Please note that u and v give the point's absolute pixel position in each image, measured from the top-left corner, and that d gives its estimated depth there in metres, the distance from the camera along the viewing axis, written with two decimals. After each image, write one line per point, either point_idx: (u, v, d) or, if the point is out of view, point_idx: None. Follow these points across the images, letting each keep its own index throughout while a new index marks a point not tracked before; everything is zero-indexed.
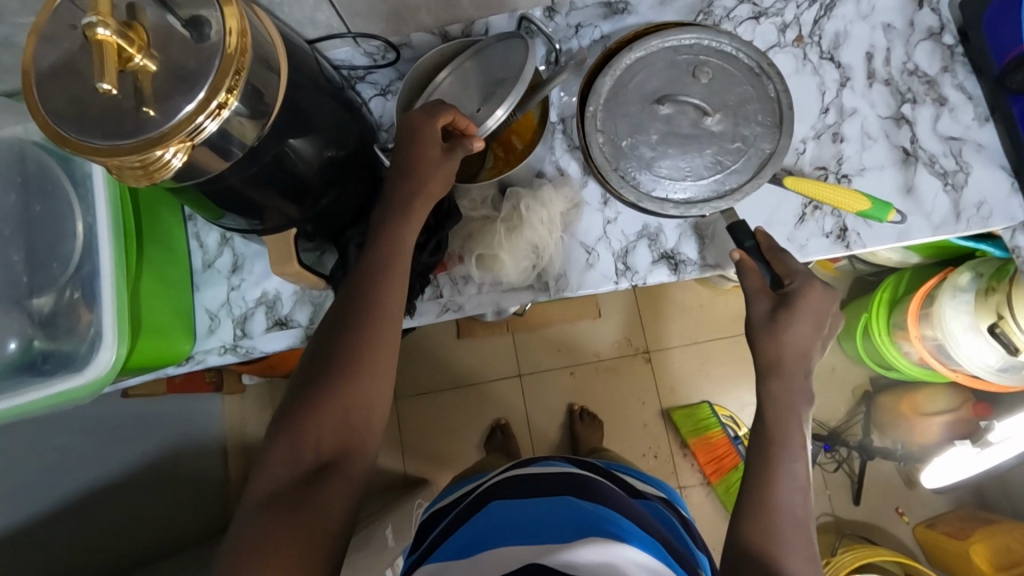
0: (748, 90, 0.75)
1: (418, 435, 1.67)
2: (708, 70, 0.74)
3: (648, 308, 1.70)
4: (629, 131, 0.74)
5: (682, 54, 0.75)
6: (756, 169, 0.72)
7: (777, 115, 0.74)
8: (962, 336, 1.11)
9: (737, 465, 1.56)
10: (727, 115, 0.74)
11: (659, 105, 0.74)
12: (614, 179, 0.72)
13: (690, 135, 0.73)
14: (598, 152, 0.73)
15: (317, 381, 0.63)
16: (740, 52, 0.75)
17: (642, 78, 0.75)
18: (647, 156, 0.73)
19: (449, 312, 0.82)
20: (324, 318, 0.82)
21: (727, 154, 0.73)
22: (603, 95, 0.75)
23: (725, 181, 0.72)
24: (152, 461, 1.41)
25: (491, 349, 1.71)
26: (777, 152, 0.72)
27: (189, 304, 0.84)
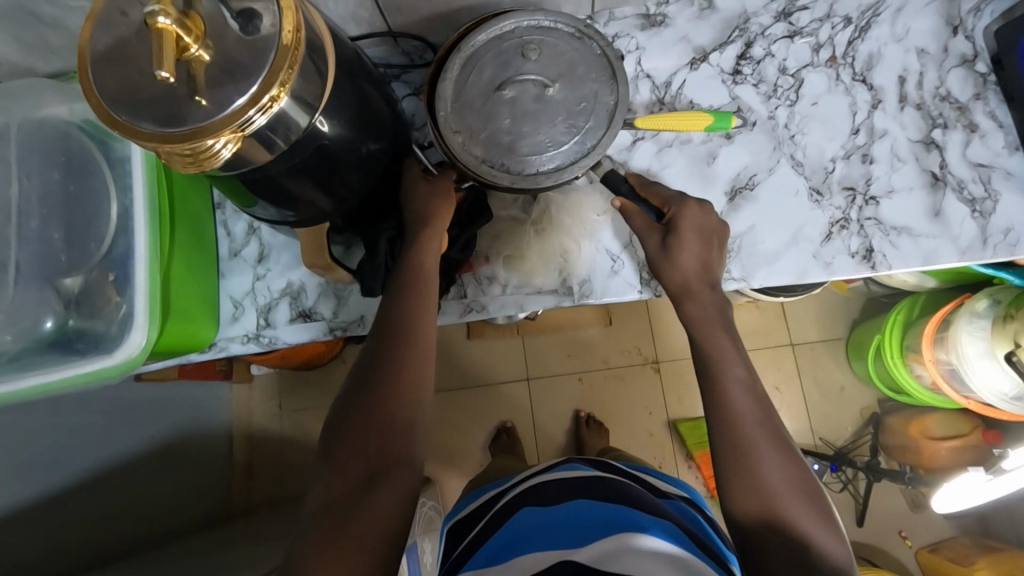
0: (578, 53, 0.72)
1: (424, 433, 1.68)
2: (534, 47, 0.71)
3: (659, 319, 1.70)
4: (482, 124, 0.70)
5: (507, 40, 0.72)
6: (606, 120, 0.70)
7: (610, 69, 0.72)
8: (977, 362, 1.12)
9: None
10: (565, 82, 0.71)
11: (501, 91, 0.71)
12: (486, 170, 0.68)
13: (540, 110, 0.70)
14: (467, 150, 0.69)
15: (360, 396, 0.65)
16: (558, 23, 0.73)
17: (476, 69, 0.72)
18: (508, 141, 0.70)
19: (473, 313, 0.82)
20: (348, 311, 0.83)
21: (577, 115, 0.71)
22: (448, 98, 0.70)
23: (585, 140, 0.70)
24: (160, 445, 1.41)
25: (500, 351, 1.71)
26: (620, 102, 0.70)
27: (214, 291, 0.84)
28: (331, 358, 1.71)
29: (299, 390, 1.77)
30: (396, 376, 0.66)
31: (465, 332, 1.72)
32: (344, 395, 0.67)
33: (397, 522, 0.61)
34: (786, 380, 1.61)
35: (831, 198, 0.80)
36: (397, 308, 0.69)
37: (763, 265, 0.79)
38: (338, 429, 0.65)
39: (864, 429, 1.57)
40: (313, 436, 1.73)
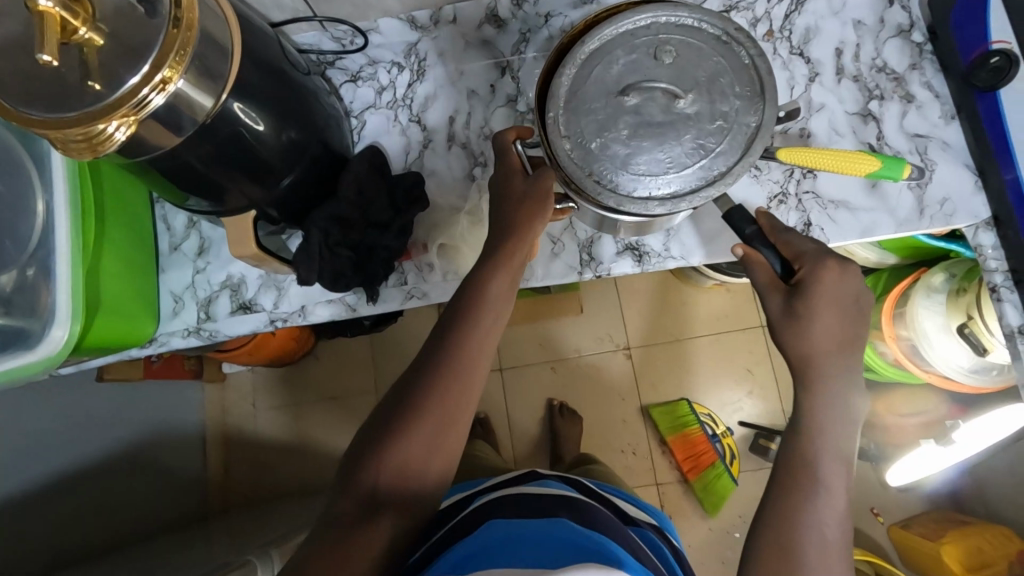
0: (719, 64, 0.66)
1: None
2: (670, 49, 0.66)
3: (630, 306, 1.69)
4: (597, 130, 0.65)
5: (640, 38, 0.67)
6: (737, 145, 0.64)
7: (756, 85, 0.65)
8: (935, 336, 1.12)
9: (714, 463, 1.55)
10: (700, 93, 0.65)
11: (624, 96, 0.65)
12: (589, 185, 0.63)
13: (669, 122, 0.64)
14: (571, 161, 0.64)
15: (397, 419, 0.67)
16: (703, 22, 0.67)
17: (599, 70, 0.66)
18: (622, 154, 0.64)
19: (414, 300, 0.82)
20: (289, 302, 0.82)
21: (708, 135, 0.65)
22: (562, 97, 0.66)
23: (711, 165, 0.64)
24: (130, 445, 1.40)
25: None
26: (762, 126, 0.63)
27: (153, 287, 0.84)
28: (302, 355, 1.71)
29: (272, 387, 1.76)
30: (427, 411, 0.67)
31: None
32: (381, 411, 0.69)
33: (390, 548, 0.64)
34: (757, 362, 1.63)
35: (768, 173, 0.79)
36: (458, 332, 0.69)
37: (700, 245, 0.79)
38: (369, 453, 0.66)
39: None
40: (289, 433, 1.73)
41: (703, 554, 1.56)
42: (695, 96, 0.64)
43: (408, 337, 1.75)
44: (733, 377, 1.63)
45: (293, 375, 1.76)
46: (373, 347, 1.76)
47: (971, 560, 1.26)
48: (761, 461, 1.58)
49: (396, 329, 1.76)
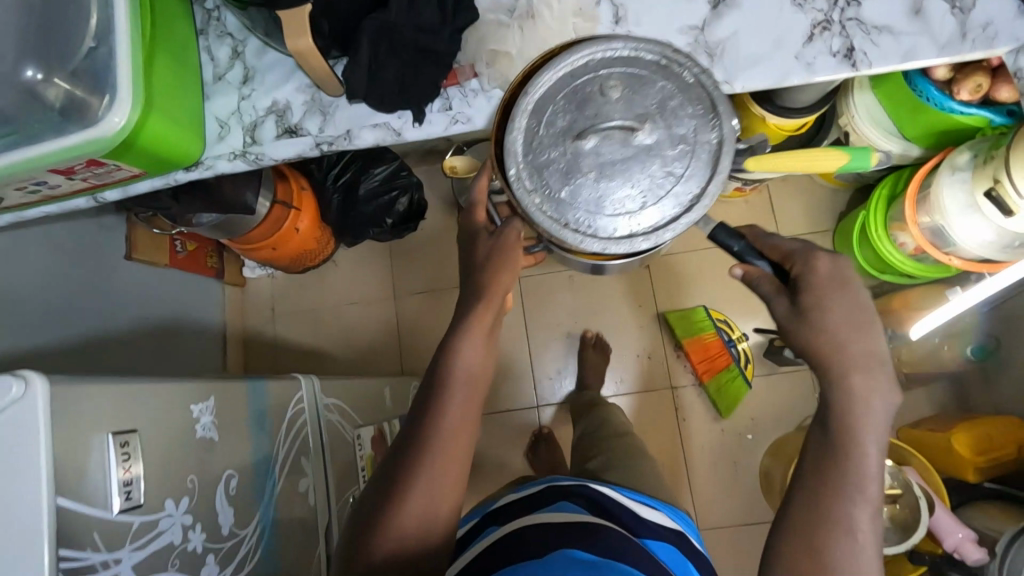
0: (664, 88, 0.77)
1: (414, 330, 1.74)
2: (614, 86, 0.76)
3: None
4: (563, 179, 0.75)
5: (581, 79, 0.77)
6: (700, 166, 0.75)
7: (707, 101, 0.76)
8: (959, 213, 1.13)
9: (729, 366, 1.56)
10: (654, 123, 0.76)
11: (581, 139, 0.75)
12: (570, 235, 0.74)
13: (630, 156, 0.75)
14: (552, 211, 0.75)
15: (386, 498, 0.70)
16: (640, 51, 0.77)
17: (548, 118, 0.77)
18: (595, 196, 0.75)
19: (458, 125, 0.83)
20: (334, 126, 0.83)
21: (674, 160, 0.76)
22: (518, 153, 0.76)
23: (682, 188, 0.75)
24: (156, 327, 1.42)
25: None
26: (723, 138, 0.75)
27: (199, 110, 0.84)
28: (321, 261, 1.72)
29: (290, 293, 1.77)
30: (412, 481, 0.70)
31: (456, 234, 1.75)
32: (372, 493, 0.73)
33: None
34: None
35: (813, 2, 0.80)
36: (432, 403, 0.74)
37: (745, 68, 0.80)
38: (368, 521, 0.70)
39: None
40: (307, 337, 1.75)
41: (713, 454, 1.60)
42: (648, 126, 0.75)
43: (428, 247, 1.77)
44: (748, 286, 1.65)
45: (312, 282, 1.77)
46: (392, 256, 1.77)
47: (979, 448, 1.29)
48: (773, 366, 1.60)
49: (415, 238, 1.77)
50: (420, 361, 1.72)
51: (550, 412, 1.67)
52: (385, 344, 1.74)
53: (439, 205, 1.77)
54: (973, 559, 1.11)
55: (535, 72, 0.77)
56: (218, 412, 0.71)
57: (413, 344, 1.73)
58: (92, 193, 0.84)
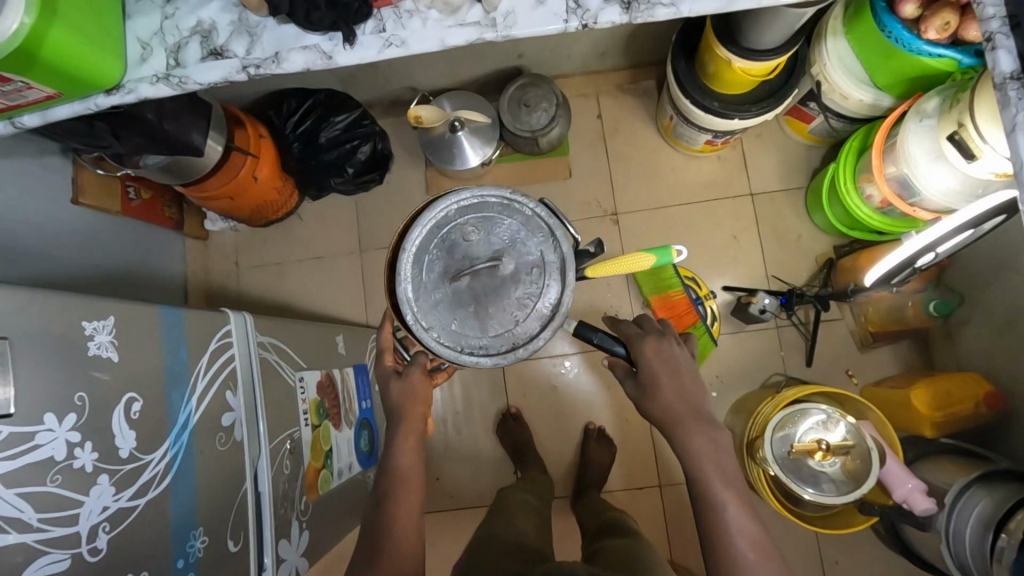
0: (512, 227, 0.98)
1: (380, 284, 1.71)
2: (469, 233, 0.97)
3: (619, 171, 1.67)
4: (451, 317, 0.96)
5: (443, 230, 0.98)
6: (554, 280, 0.97)
7: (545, 227, 0.98)
8: (924, 161, 1.11)
9: (696, 323, 1.54)
10: (508, 258, 0.97)
11: (455, 282, 0.96)
12: (470, 357, 0.95)
13: (497, 287, 0.97)
14: (447, 343, 0.95)
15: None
16: (481, 197, 0.98)
17: (424, 269, 0.98)
18: (481, 326, 0.96)
19: (393, 48, 0.78)
20: (262, 49, 0.79)
21: (532, 284, 0.97)
22: (406, 306, 0.95)
23: (542, 302, 0.97)
24: (112, 275, 1.39)
25: None
26: (566, 257, 0.96)
27: (118, 29, 0.79)
28: (285, 214, 1.69)
29: (253, 247, 1.74)
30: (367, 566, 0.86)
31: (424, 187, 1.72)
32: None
33: None
34: (743, 229, 1.63)
35: None
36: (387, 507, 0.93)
37: None
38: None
39: (818, 274, 1.58)
40: (271, 292, 1.72)
41: None
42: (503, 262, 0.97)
43: (394, 200, 1.73)
44: (717, 243, 1.63)
45: (277, 235, 1.74)
46: (358, 209, 1.74)
47: (939, 402, 1.29)
48: (741, 324, 1.59)
49: (381, 191, 1.73)
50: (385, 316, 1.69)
51: (515, 370, 1.67)
52: (350, 298, 1.71)
53: (407, 157, 1.72)
54: (922, 509, 1.11)
55: (407, 231, 0.96)
56: (120, 333, 0.61)
57: (379, 298, 1.70)
58: (8, 115, 0.80)
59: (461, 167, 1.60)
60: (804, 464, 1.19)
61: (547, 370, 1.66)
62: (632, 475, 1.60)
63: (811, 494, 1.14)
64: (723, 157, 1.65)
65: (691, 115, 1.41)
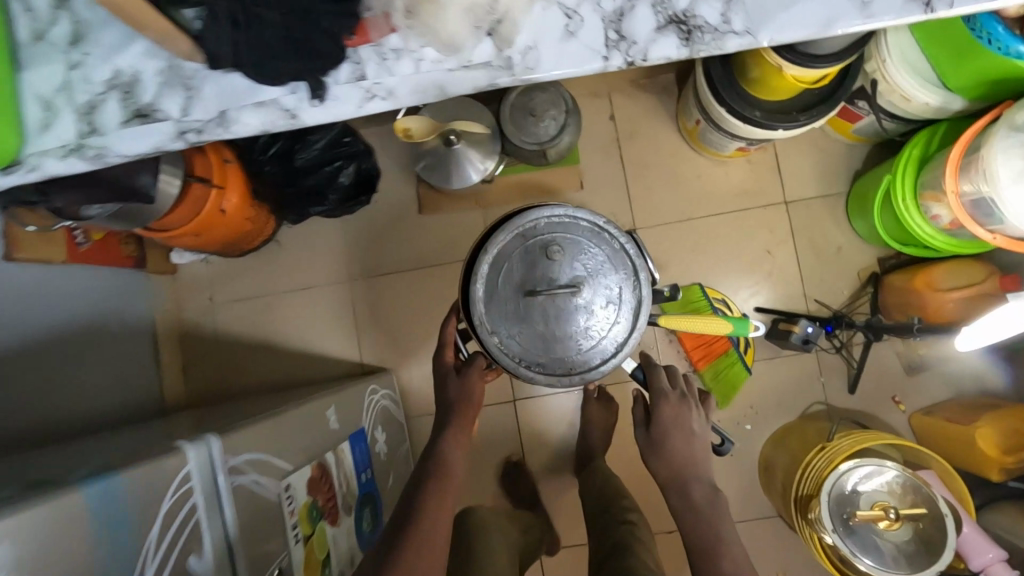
0: (594, 262, 1.01)
1: (373, 317, 1.53)
2: (557, 252, 1.00)
3: (636, 180, 1.48)
4: (520, 323, 1.00)
5: (534, 242, 1.01)
6: (619, 316, 1.01)
7: (627, 265, 1.02)
8: (1012, 185, 0.93)
9: (728, 351, 1.39)
10: (588, 284, 1.00)
11: (534, 296, 0.99)
12: (525, 368, 0.99)
13: (569, 309, 1.00)
14: (509, 348, 0.99)
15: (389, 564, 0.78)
16: (577, 219, 1.02)
17: (504, 275, 1.00)
18: (544, 338, 1.00)
19: (376, 100, 0.60)
20: (202, 108, 0.60)
21: (603, 313, 1.01)
22: (483, 302, 0.99)
23: (601, 330, 1.00)
24: (65, 331, 1.20)
25: (455, 223, 1.51)
26: (639, 298, 1.00)
27: (7, 85, 0.59)
28: (262, 243, 1.49)
29: (229, 280, 1.55)
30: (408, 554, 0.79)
31: (417, 206, 1.52)
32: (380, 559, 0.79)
33: None
34: (776, 242, 1.45)
35: None
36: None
37: (775, 7, 0.56)
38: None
39: (862, 290, 1.42)
40: (252, 329, 1.54)
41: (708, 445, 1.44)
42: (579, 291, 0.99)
43: (384, 220, 1.53)
44: (747, 260, 1.45)
45: (255, 266, 1.55)
46: (343, 232, 1.54)
47: (1009, 446, 1.15)
48: (776, 349, 1.43)
49: (369, 211, 1.53)
50: (382, 351, 1.52)
51: (528, 405, 1.52)
52: (340, 332, 1.53)
53: (396, 171, 1.52)
54: None
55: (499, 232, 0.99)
56: (23, 560, 0.49)
57: (373, 332, 1.53)
58: None
59: (459, 184, 1.42)
60: (864, 529, 1.05)
61: (563, 405, 1.51)
62: (660, 517, 1.47)
63: (869, 565, 1.01)
64: (754, 161, 1.46)
65: (726, 124, 1.21)
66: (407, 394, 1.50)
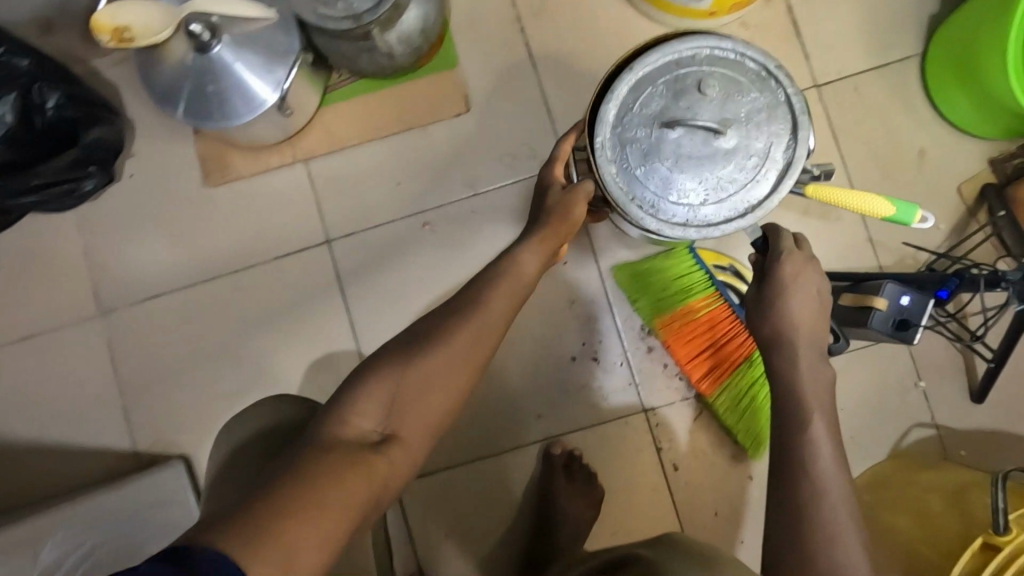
0: (755, 99, 0.59)
1: (148, 369, 0.90)
2: (713, 84, 0.58)
3: (559, 83, 0.87)
4: (640, 159, 0.58)
5: (683, 64, 0.59)
6: (774, 179, 0.58)
7: (793, 122, 0.59)
8: None
9: (751, 355, 0.80)
10: (739, 132, 0.58)
11: (668, 128, 0.58)
12: (634, 212, 0.58)
13: (706, 162, 0.58)
14: (618, 187, 0.58)
15: (404, 358, 0.49)
16: (745, 53, 0.59)
17: (638, 96, 0.59)
18: (657, 186, 0.58)
19: None
20: None
21: (741, 173, 0.58)
22: (606, 123, 0.59)
23: (746, 195, 0.58)
24: None
25: (267, 194, 0.90)
26: (794, 161, 0.58)
27: None
28: None
29: None
30: (436, 351, 0.50)
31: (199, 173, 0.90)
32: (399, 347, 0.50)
33: None
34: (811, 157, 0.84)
35: None
36: None
37: None
38: (396, 364, 0.49)
39: (969, 218, 0.81)
40: None
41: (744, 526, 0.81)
42: (734, 130, 0.57)
43: (149, 206, 0.91)
44: None
45: None
46: (81, 235, 0.91)
47: None
48: None
49: (122, 193, 0.91)
50: (166, 426, 0.89)
51: None
52: (95, 403, 0.90)
53: (159, 122, 0.91)
54: None
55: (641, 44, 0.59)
56: None
57: (151, 394, 0.90)
58: None
59: (233, 116, 0.79)
60: None
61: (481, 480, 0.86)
62: None
63: None
64: (755, 23, 0.85)
65: None
66: None
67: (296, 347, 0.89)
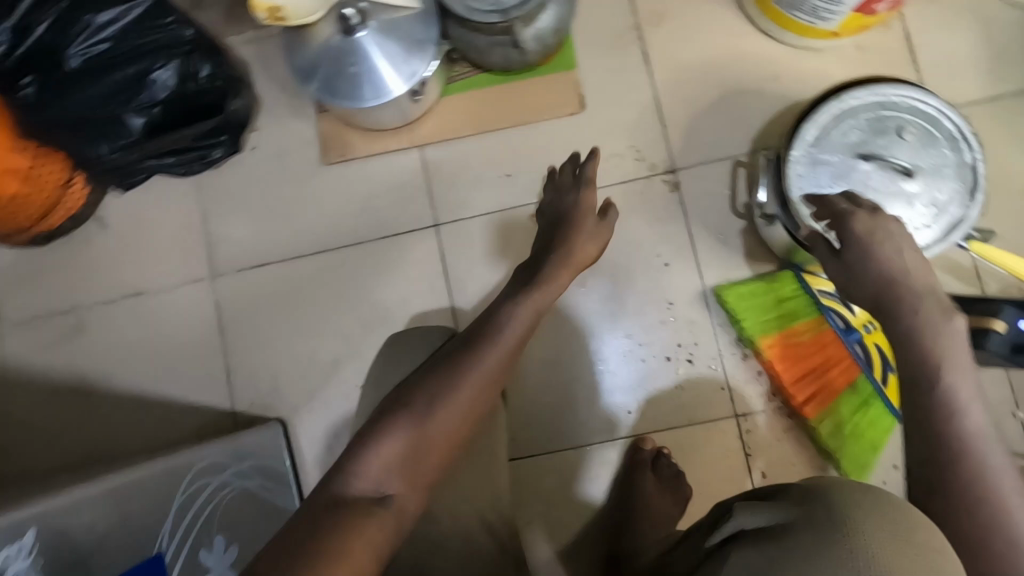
0: (946, 155, 0.69)
1: (250, 333, 0.94)
2: (912, 132, 0.69)
3: (671, 90, 0.90)
4: (829, 180, 0.70)
5: (888, 111, 0.70)
6: (946, 228, 0.68)
7: (973, 183, 0.68)
8: None
9: (858, 382, 0.80)
10: (926, 178, 0.68)
11: (861, 160, 0.69)
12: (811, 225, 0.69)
13: (890, 196, 0.68)
14: (801, 198, 0.69)
15: (412, 403, 0.47)
16: (945, 114, 0.69)
17: (840, 128, 0.70)
18: None
19: None
20: None
21: (920, 216, 0.68)
22: (806, 143, 0.70)
23: (916, 233, 0.68)
24: None
25: (380, 175, 0.94)
26: (970, 218, 0.67)
27: None
28: (60, 219, 0.92)
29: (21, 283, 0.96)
30: (436, 397, 0.47)
31: (318, 151, 0.94)
32: (411, 387, 0.48)
33: None
34: None
35: None
36: None
37: None
38: (408, 409, 0.46)
39: None
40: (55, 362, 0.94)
41: None
42: (922, 175, 0.68)
43: (266, 178, 0.95)
44: None
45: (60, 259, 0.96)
46: (199, 200, 0.96)
47: None
48: None
49: (242, 164, 0.95)
50: (263, 391, 0.93)
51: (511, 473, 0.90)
52: (198, 361, 0.93)
53: (283, 100, 0.95)
54: None
55: (851, 84, 0.71)
56: None
57: (251, 358, 0.93)
58: None
59: (365, 98, 0.82)
60: None
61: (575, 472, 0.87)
62: None
63: None
64: (869, 47, 0.87)
65: None
66: (302, 461, 0.90)
67: (394, 323, 0.92)
